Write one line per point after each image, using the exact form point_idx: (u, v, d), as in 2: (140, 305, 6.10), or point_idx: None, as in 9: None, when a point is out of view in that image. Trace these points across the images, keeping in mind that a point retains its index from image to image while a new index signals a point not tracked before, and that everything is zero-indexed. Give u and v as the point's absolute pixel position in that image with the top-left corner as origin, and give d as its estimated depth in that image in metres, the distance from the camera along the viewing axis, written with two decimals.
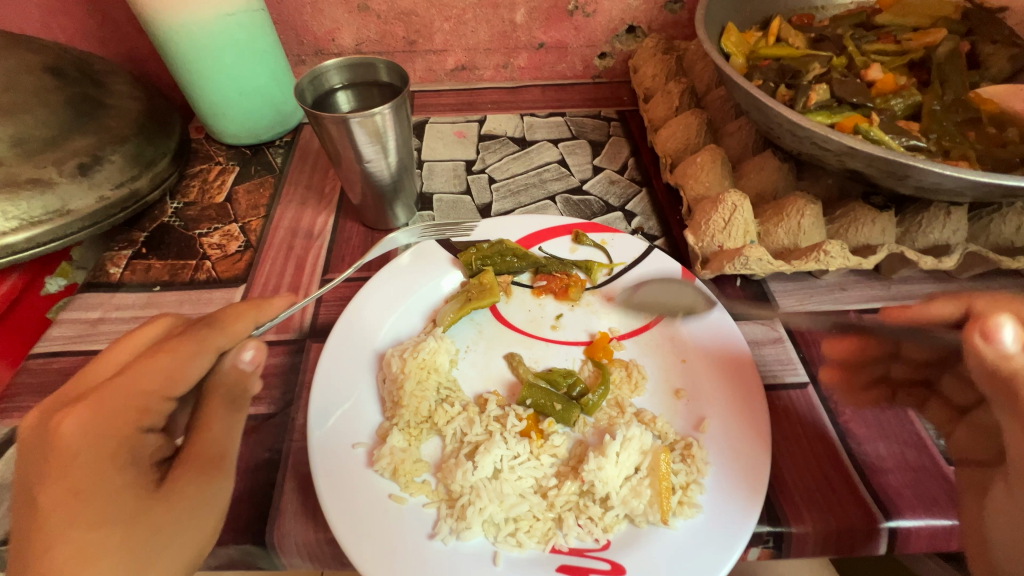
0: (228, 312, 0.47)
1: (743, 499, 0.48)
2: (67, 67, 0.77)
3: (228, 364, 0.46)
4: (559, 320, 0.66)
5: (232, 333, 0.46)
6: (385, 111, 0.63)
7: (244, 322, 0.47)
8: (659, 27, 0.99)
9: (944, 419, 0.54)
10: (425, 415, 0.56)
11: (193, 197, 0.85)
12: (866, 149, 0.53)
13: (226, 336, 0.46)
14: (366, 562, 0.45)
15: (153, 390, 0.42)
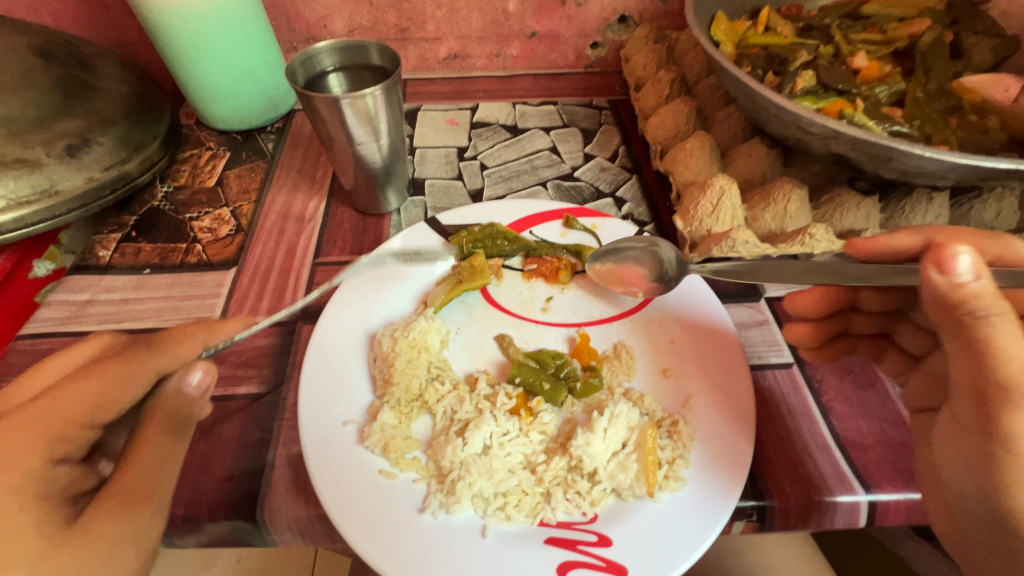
0: (169, 335, 0.48)
1: (728, 474, 0.49)
2: (55, 49, 0.76)
3: (172, 386, 0.46)
4: (549, 302, 0.67)
5: (170, 358, 0.47)
6: (376, 93, 0.63)
7: (186, 347, 0.48)
8: (650, 17, 0.99)
9: (898, 369, 0.59)
10: (416, 393, 0.57)
11: (183, 182, 0.84)
12: (851, 132, 0.54)
13: (165, 360, 0.47)
14: (358, 536, 0.45)
15: (75, 418, 0.42)
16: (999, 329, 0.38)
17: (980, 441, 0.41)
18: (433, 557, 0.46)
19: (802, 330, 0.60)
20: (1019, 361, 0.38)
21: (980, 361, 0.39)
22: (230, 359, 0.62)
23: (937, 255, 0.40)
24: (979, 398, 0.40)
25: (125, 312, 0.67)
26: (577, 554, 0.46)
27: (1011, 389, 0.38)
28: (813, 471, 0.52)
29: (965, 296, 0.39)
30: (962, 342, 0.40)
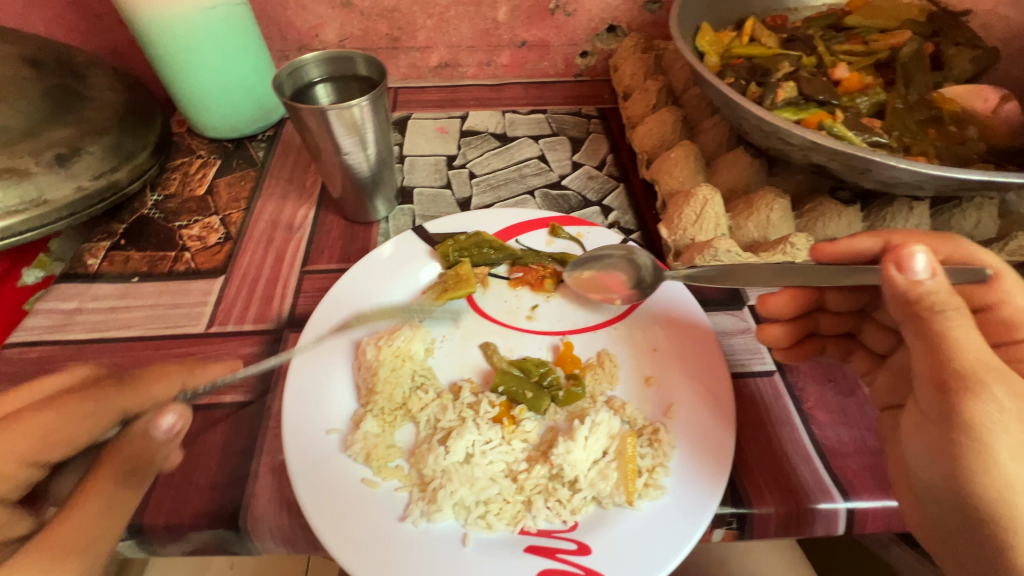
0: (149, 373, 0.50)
1: (706, 479, 0.50)
2: (47, 59, 0.77)
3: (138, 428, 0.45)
4: (534, 310, 0.67)
5: (142, 397, 0.48)
6: (362, 104, 0.64)
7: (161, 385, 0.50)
8: (638, 27, 1.00)
9: (865, 368, 0.61)
10: (400, 402, 0.57)
11: (173, 190, 0.85)
12: (829, 144, 0.55)
13: (137, 399, 0.48)
14: (337, 545, 0.46)
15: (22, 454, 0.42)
16: (954, 322, 0.41)
17: (942, 430, 0.42)
18: (413, 565, 0.46)
19: (777, 333, 0.60)
20: (973, 351, 0.41)
21: (938, 353, 0.42)
22: (215, 368, 0.62)
23: (896, 255, 0.43)
24: (939, 389, 0.41)
25: (112, 320, 0.67)
26: (556, 562, 0.46)
27: (969, 377, 0.40)
28: (791, 479, 0.53)
29: (922, 293, 0.42)
30: (921, 336, 0.43)
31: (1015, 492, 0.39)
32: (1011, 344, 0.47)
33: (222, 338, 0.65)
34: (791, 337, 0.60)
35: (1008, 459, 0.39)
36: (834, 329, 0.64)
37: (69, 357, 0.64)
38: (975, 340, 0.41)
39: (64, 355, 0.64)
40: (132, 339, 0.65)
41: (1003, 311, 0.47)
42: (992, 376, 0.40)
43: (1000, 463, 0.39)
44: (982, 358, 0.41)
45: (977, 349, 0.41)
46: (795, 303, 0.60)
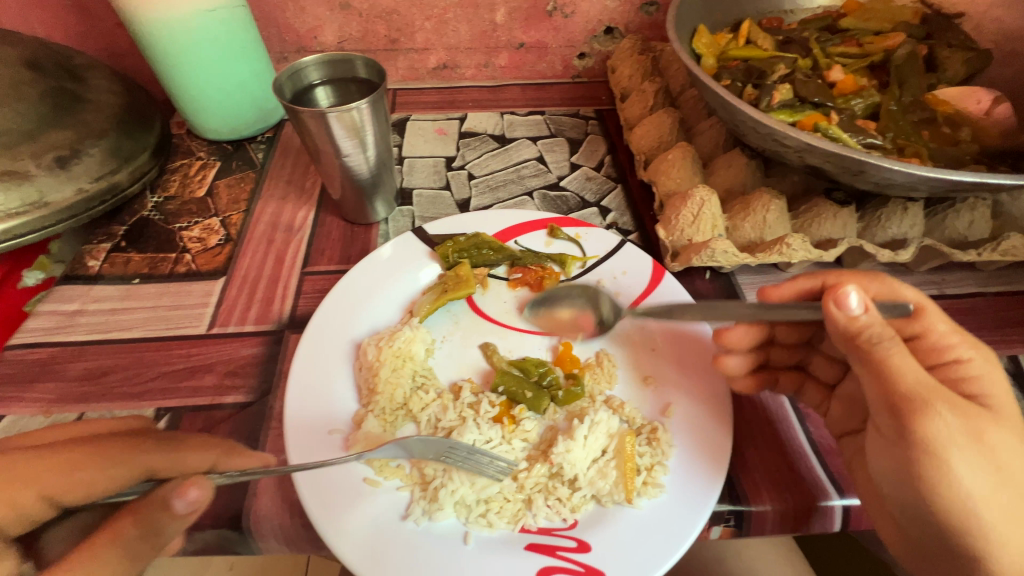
0: (192, 442, 0.46)
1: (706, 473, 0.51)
2: (45, 62, 0.77)
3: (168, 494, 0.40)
4: (533, 311, 0.68)
5: (175, 462, 0.43)
6: (362, 106, 0.64)
7: (198, 456, 0.45)
8: (636, 28, 1.01)
9: (818, 400, 0.57)
10: (402, 402, 0.58)
11: (173, 192, 0.85)
12: (824, 146, 0.56)
13: (169, 463, 0.43)
14: (339, 542, 0.46)
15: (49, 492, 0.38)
16: (892, 350, 0.41)
17: (902, 452, 0.42)
18: (418, 562, 0.46)
19: (735, 362, 0.56)
20: (912, 376, 0.41)
21: (882, 378, 0.42)
22: (217, 369, 0.62)
23: (833, 293, 0.43)
24: (892, 413, 0.42)
25: (114, 322, 0.68)
26: (556, 560, 0.47)
27: (917, 399, 0.41)
28: (776, 476, 0.53)
29: (862, 326, 0.41)
30: (865, 365, 0.43)
31: (976, 500, 0.40)
32: (943, 364, 0.46)
33: (224, 339, 0.66)
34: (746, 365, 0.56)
35: (965, 471, 0.40)
36: (785, 363, 0.60)
37: (71, 359, 0.64)
38: (913, 364, 0.42)
39: (67, 356, 0.64)
40: (134, 340, 0.66)
41: (928, 340, 0.46)
42: (936, 395, 0.41)
43: (959, 477, 0.40)
44: (922, 380, 0.41)
45: (916, 372, 0.41)
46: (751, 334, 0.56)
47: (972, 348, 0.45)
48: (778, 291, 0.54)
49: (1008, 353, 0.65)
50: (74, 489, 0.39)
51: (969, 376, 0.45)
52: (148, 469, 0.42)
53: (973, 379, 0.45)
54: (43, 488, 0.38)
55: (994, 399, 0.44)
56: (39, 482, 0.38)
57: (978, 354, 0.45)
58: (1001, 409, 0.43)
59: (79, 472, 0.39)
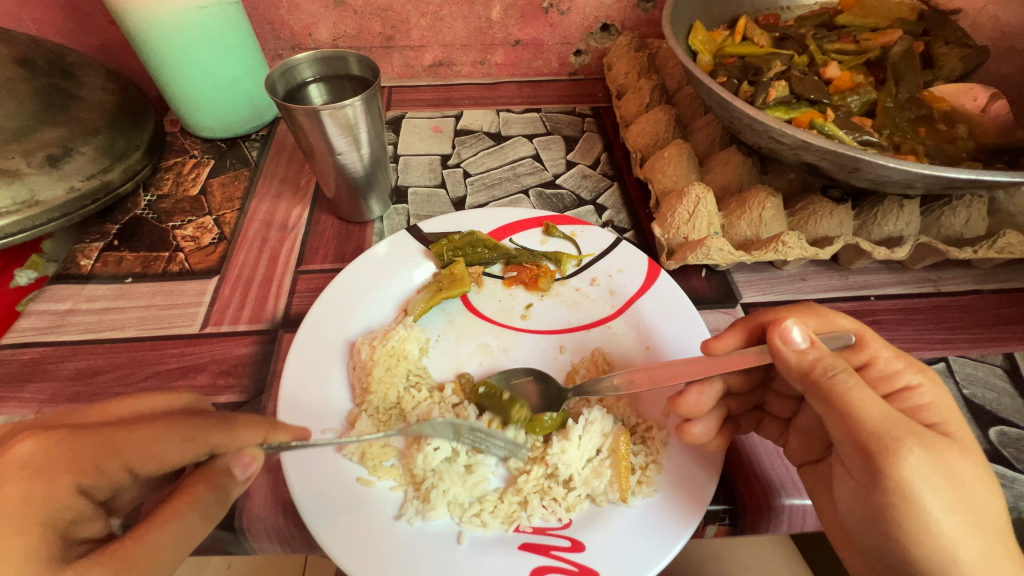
0: (248, 416, 0.44)
1: (690, 503, 0.49)
2: (37, 58, 0.76)
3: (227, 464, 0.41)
4: (528, 309, 0.68)
5: (236, 439, 0.42)
6: (355, 103, 0.64)
7: (254, 431, 0.43)
8: (632, 25, 1.01)
9: (776, 433, 0.56)
10: (395, 401, 0.58)
11: (166, 190, 0.85)
12: (819, 143, 0.55)
13: (231, 439, 0.41)
14: (332, 541, 0.46)
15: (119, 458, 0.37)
16: (851, 385, 0.41)
17: (876, 493, 0.40)
18: (414, 561, 0.46)
19: (702, 430, 0.51)
20: (879, 412, 0.40)
21: (848, 419, 0.40)
22: (211, 368, 0.62)
23: (777, 329, 0.43)
24: (863, 454, 0.40)
25: (106, 321, 0.67)
26: (550, 559, 0.46)
27: (885, 438, 0.39)
28: (773, 477, 0.53)
29: (811, 361, 0.42)
30: (829, 405, 0.42)
31: (955, 544, 0.38)
32: (896, 392, 0.45)
33: (217, 338, 0.65)
34: (714, 428, 0.51)
35: (941, 512, 0.38)
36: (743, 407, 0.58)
37: (64, 358, 0.64)
38: (875, 400, 0.41)
39: (60, 356, 0.64)
40: (127, 339, 0.65)
41: (875, 368, 0.46)
42: (903, 432, 0.39)
43: (937, 519, 0.38)
44: (886, 416, 0.40)
45: (880, 408, 0.40)
46: (708, 395, 0.52)
47: (918, 374, 0.45)
48: (721, 343, 0.52)
49: (1004, 350, 0.65)
50: (151, 463, 0.38)
51: (919, 405, 0.44)
52: (211, 446, 0.41)
53: (924, 408, 0.44)
54: (126, 460, 0.37)
55: (952, 425, 0.43)
56: (124, 454, 0.37)
57: (926, 380, 0.45)
58: (963, 440, 0.42)
59: (156, 446, 0.38)
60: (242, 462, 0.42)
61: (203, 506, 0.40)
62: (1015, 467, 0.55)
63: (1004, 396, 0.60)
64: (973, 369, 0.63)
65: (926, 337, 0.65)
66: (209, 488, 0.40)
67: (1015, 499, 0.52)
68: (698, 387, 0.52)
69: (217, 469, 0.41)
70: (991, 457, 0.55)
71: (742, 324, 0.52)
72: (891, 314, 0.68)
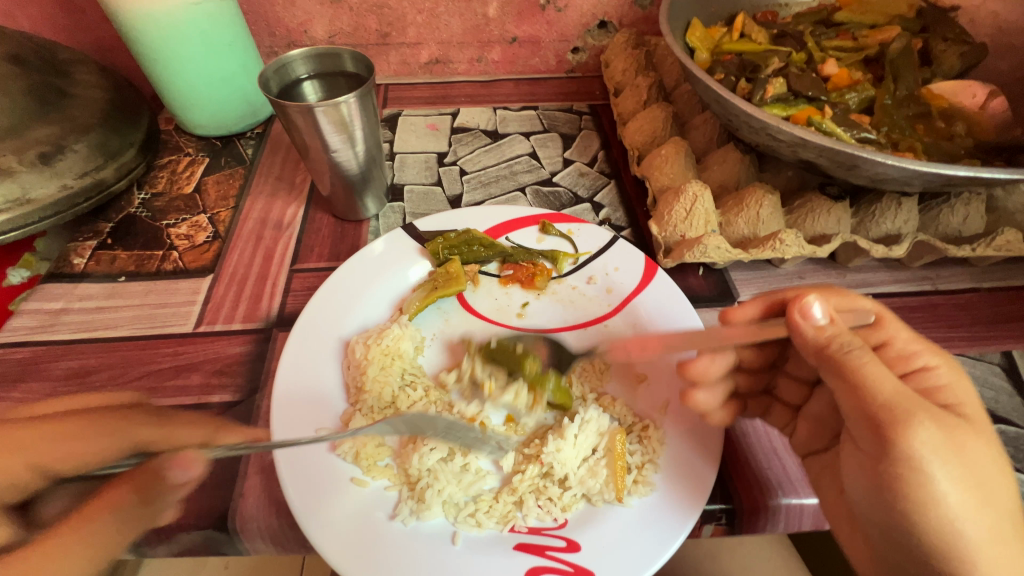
0: (188, 417, 0.47)
1: (692, 493, 0.49)
2: (29, 55, 0.75)
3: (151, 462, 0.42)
4: (524, 308, 0.67)
5: (169, 436, 0.44)
6: (350, 100, 0.63)
7: (192, 431, 0.45)
8: (629, 23, 1.00)
9: (784, 421, 0.57)
10: (390, 400, 0.57)
11: (160, 188, 0.84)
12: (817, 140, 0.55)
13: (161, 437, 0.44)
14: (325, 542, 0.45)
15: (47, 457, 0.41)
16: (864, 360, 0.42)
17: (885, 466, 0.41)
18: (407, 563, 0.46)
19: (707, 397, 0.55)
20: (891, 387, 0.41)
21: (859, 391, 0.41)
22: (204, 368, 0.62)
23: (799, 305, 0.45)
24: (874, 427, 0.41)
25: (99, 320, 0.67)
26: (545, 560, 0.46)
27: (899, 410, 0.40)
28: (769, 475, 0.53)
29: (829, 337, 0.44)
30: (841, 377, 0.42)
31: (960, 518, 0.39)
32: (912, 372, 0.45)
33: (211, 337, 0.65)
34: (719, 398, 0.55)
35: (949, 486, 0.39)
36: (751, 388, 0.61)
37: (56, 357, 0.63)
38: (888, 374, 0.41)
39: (50, 356, 0.63)
40: (119, 339, 0.65)
41: (893, 348, 0.47)
42: (916, 406, 0.40)
43: (944, 494, 0.39)
44: (900, 391, 0.41)
45: (893, 382, 0.41)
46: (717, 365, 0.56)
47: (937, 356, 0.45)
48: (740, 313, 0.54)
49: (1003, 349, 0.64)
50: (64, 460, 0.41)
51: (936, 385, 0.44)
52: (141, 441, 0.44)
53: (940, 388, 0.44)
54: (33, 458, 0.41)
55: (968, 408, 0.43)
56: (30, 451, 0.41)
57: (943, 362, 0.45)
58: (977, 420, 0.42)
59: (69, 444, 0.42)
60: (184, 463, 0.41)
61: (121, 511, 0.40)
62: (1014, 465, 0.54)
63: (1002, 394, 0.60)
64: (972, 368, 0.62)
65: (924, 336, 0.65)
66: (135, 488, 0.40)
67: None
68: (709, 356, 0.56)
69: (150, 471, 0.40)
70: None
71: (763, 298, 0.54)
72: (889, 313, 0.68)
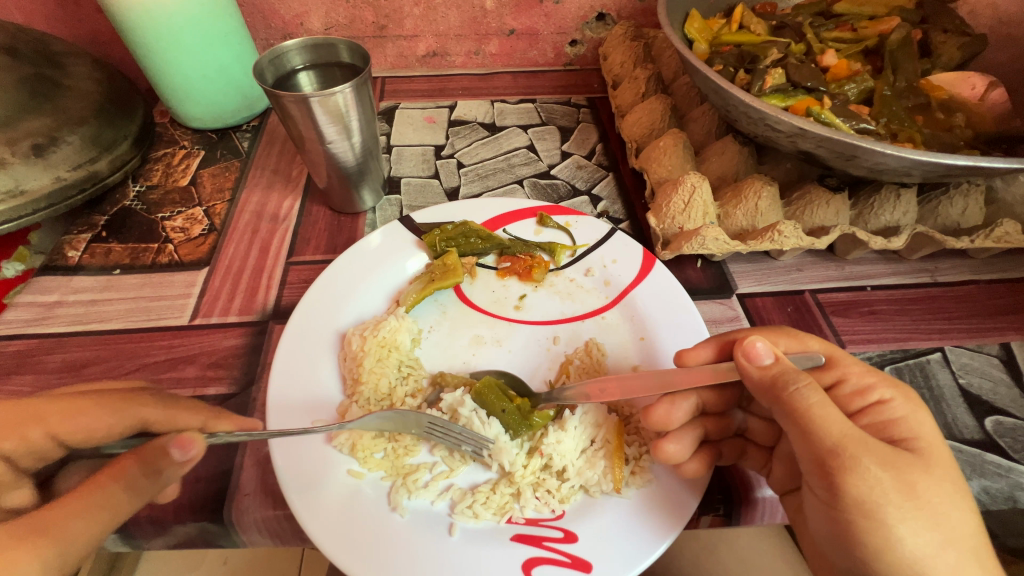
0: (187, 403, 0.48)
1: (664, 504, 0.48)
2: (21, 47, 0.74)
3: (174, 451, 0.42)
4: (522, 300, 0.67)
5: (168, 418, 0.45)
6: (345, 90, 0.63)
7: (189, 415, 0.47)
8: (628, 15, 0.99)
9: (760, 464, 0.52)
10: (386, 393, 0.57)
11: (156, 181, 0.83)
12: (815, 130, 0.55)
13: (162, 418, 0.45)
14: (321, 535, 0.45)
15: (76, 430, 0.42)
16: (813, 402, 0.40)
17: (838, 512, 0.40)
18: (403, 555, 0.45)
19: (677, 449, 0.47)
20: (839, 427, 0.39)
21: (809, 437, 0.40)
22: (200, 360, 0.61)
23: (743, 346, 0.43)
24: (823, 473, 0.39)
25: (95, 313, 0.66)
26: (542, 551, 0.46)
27: (843, 455, 0.39)
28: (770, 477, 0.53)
29: (775, 375, 0.42)
30: (791, 420, 0.41)
31: (924, 563, 0.37)
32: (869, 406, 0.44)
33: (206, 329, 0.64)
34: (689, 449, 0.48)
35: (905, 531, 0.38)
36: (722, 433, 0.53)
37: (50, 350, 0.63)
38: (836, 414, 0.40)
39: (45, 348, 0.63)
40: (115, 332, 0.64)
41: (848, 385, 0.45)
42: (862, 448, 0.39)
43: (901, 536, 0.38)
44: (847, 432, 0.39)
45: (841, 425, 0.39)
46: (680, 411, 0.49)
47: (892, 387, 0.44)
48: (694, 353, 0.50)
49: (1001, 341, 0.64)
50: (75, 433, 0.42)
51: (890, 420, 0.43)
52: (142, 421, 0.45)
53: (894, 422, 0.43)
54: (49, 428, 0.42)
55: (921, 442, 0.42)
56: (46, 422, 0.41)
57: (898, 394, 0.44)
58: (932, 455, 0.41)
59: (83, 417, 0.42)
60: (183, 444, 0.42)
61: (127, 478, 0.40)
62: (1011, 456, 0.54)
63: (1000, 385, 0.60)
64: (970, 360, 0.62)
65: (922, 328, 0.65)
66: (139, 462, 0.41)
67: (1011, 489, 0.52)
68: (668, 401, 0.50)
69: (152, 448, 0.41)
70: (987, 446, 0.55)
71: (716, 339, 0.51)
72: (887, 305, 0.68)
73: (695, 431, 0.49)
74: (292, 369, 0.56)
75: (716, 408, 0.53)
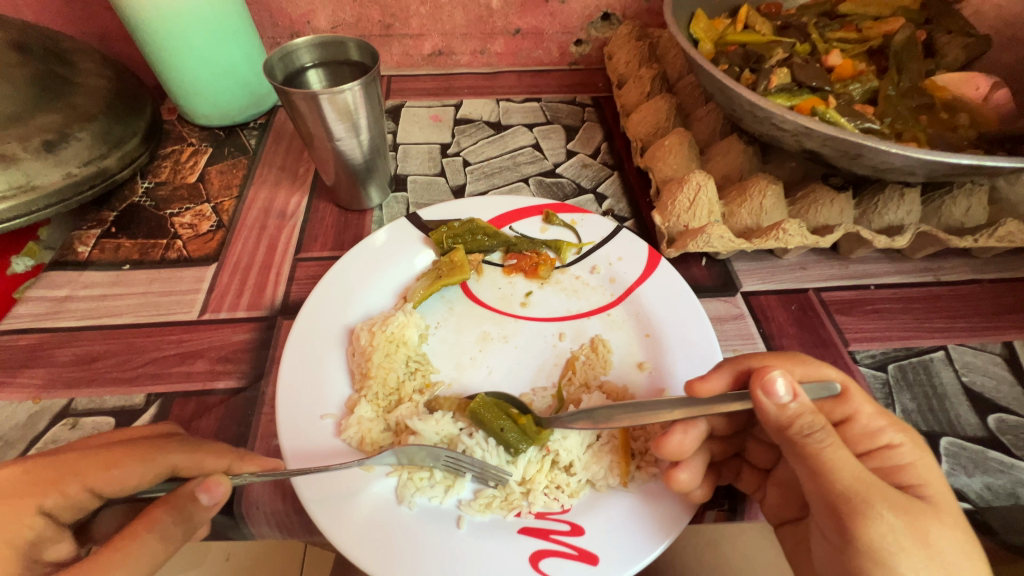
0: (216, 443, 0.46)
1: (663, 514, 0.47)
2: (34, 43, 0.75)
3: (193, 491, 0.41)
4: (528, 297, 0.68)
5: (197, 462, 0.43)
6: (354, 88, 0.63)
7: (218, 457, 0.45)
8: (633, 14, 1.00)
9: (754, 486, 0.52)
10: (394, 387, 0.58)
11: (164, 177, 0.84)
12: (821, 129, 0.55)
13: (191, 462, 0.43)
14: (332, 525, 0.46)
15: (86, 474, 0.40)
16: (826, 444, 0.39)
17: (848, 555, 0.40)
18: (409, 551, 0.46)
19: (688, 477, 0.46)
20: (852, 470, 0.39)
21: (820, 477, 0.40)
22: (209, 355, 0.62)
23: (761, 379, 0.40)
24: (835, 515, 0.40)
25: (104, 308, 0.67)
26: (550, 543, 0.46)
27: (855, 498, 0.39)
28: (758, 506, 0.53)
29: (790, 416, 0.40)
30: (804, 462, 0.41)
31: None
32: (876, 450, 0.44)
33: (215, 326, 0.65)
34: (699, 475, 0.47)
35: None
36: (723, 453, 0.53)
37: (61, 344, 0.63)
38: (849, 457, 0.40)
39: (57, 342, 0.63)
40: (125, 326, 0.65)
41: (857, 425, 0.44)
42: (875, 493, 0.39)
43: None
44: (860, 476, 0.39)
45: (853, 467, 0.39)
46: (693, 437, 0.47)
47: (901, 433, 0.44)
48: (707, 385, 0.47)
49: (1003, 340, 0.65)
50: (110, 484, 0.40)
51: (900, 465, 0.43)
52: (172, 467, 0.43)
53: (902, 468, 0.43)
54: (88, 482, 0.40)
55: (931, 488, 0.42)
56: (83, 476, 0.40)
57: (907, 440, 0.43)
58: (941, 502, 0.41)
59: (115, 469, 0.41)
60: (209, 488, 0.41)
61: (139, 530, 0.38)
62: (1014, 453, 0.55)
63: (1002, 383, 0.61)
64: (972, 357, 0.63)
65: (926, 326, 0.66)
66: (170, 509, 0.40)
67: (1014, 485, 0.52)
68: (682, 429, 0.47)
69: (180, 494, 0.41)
70: (989, 443, 0.55)
71: (730, 367, 0.48)
72: (890, 303, 0.68)
73: (700, 458, 0.48)
74: (303, 362, 0.57)
75: (725, 430, 0.52)
